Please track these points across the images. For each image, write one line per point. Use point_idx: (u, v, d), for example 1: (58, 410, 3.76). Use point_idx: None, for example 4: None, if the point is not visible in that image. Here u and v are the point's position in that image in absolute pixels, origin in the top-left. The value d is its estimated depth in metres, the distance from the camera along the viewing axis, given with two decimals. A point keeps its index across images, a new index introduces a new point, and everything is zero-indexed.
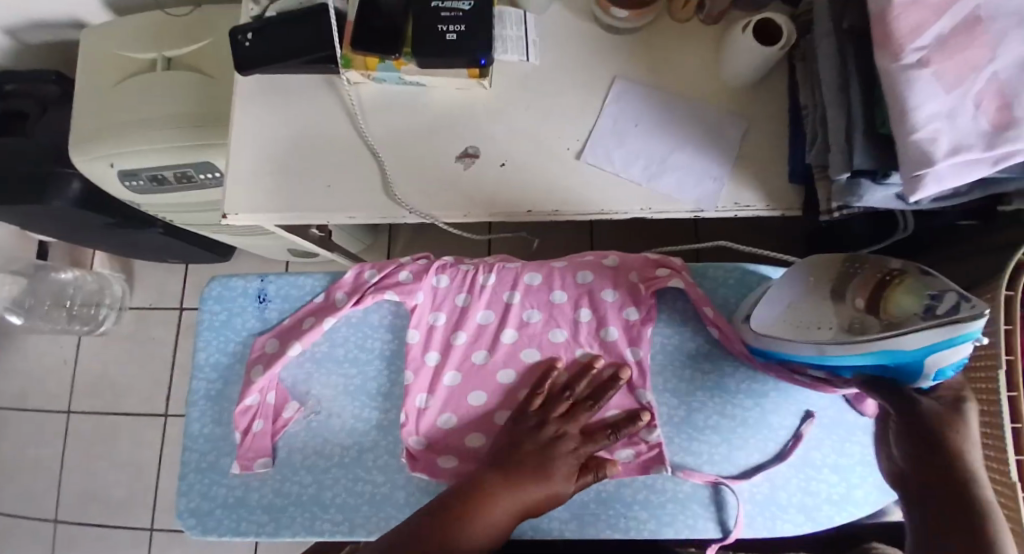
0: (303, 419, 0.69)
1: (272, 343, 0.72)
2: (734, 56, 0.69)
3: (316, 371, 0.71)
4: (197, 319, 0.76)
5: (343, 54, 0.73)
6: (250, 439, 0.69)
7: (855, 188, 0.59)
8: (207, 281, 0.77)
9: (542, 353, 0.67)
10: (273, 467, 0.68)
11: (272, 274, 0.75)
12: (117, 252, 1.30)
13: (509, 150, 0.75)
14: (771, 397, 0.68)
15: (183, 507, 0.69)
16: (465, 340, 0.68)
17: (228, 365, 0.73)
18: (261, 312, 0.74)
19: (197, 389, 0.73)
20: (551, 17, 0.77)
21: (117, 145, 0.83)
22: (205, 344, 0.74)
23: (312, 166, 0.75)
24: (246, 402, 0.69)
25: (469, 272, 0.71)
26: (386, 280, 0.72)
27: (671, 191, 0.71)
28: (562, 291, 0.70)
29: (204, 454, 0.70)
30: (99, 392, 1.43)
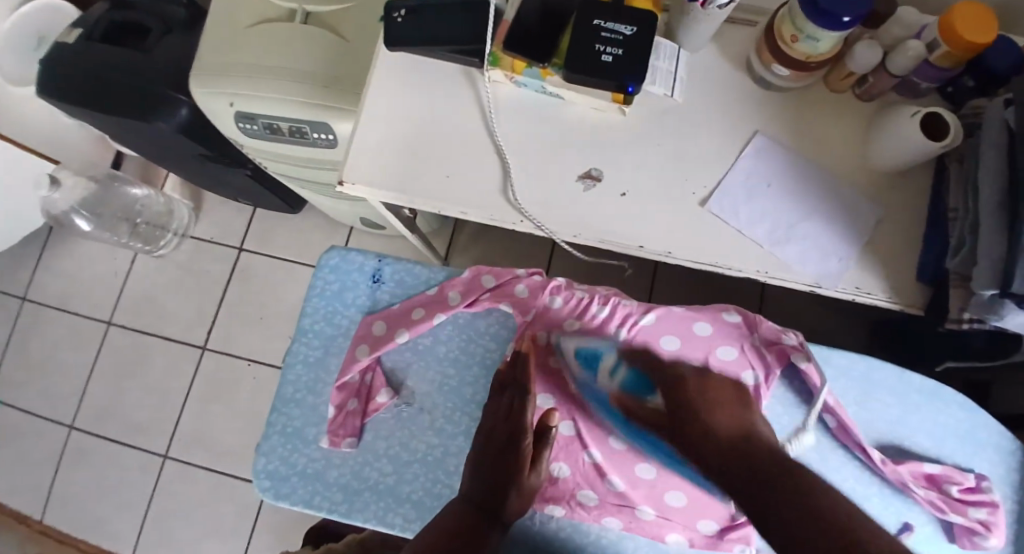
0: (393, 407, 0.75)
1: (380, 326, 0.76)
2: (887, 141, 0.68)
3: (415, 361, 0.76)
4: (310, 284, 0.80)
5: (492, 51, 0.73)
6: (343, 416, 0.74)
7: (997, 308, 0.59)
8: (327, 249, 0.80)
9: (641, 401, 0.69)
10: (357, 448, 0.74)
11: (390, 258, 0.79)
12: (192, 180, 1.31)
13: (633, 181, 0.74)
14: (873, 501, 0.68)
15: (261, 468, 0.75)
16: (567, 367, 0.71)
17: (331, 336, 0.78)
18: (373, 291, 0.78)
19: (296, 353, 0.78)
20: (705, 60, 0.76)
21: (242, 87, 0.83)
22: (313, 309, 0.79)
23: (438, 155, 0.76)
24: (344, 379, 0.75)
25: (583, 299, 0.72)
26: (502, 288, 0.74)
27: (792, 260, 0.70)
28: (676, 337, 0.70)
29: (293, 417, 0.76)
30: (142, 312, 1.45)
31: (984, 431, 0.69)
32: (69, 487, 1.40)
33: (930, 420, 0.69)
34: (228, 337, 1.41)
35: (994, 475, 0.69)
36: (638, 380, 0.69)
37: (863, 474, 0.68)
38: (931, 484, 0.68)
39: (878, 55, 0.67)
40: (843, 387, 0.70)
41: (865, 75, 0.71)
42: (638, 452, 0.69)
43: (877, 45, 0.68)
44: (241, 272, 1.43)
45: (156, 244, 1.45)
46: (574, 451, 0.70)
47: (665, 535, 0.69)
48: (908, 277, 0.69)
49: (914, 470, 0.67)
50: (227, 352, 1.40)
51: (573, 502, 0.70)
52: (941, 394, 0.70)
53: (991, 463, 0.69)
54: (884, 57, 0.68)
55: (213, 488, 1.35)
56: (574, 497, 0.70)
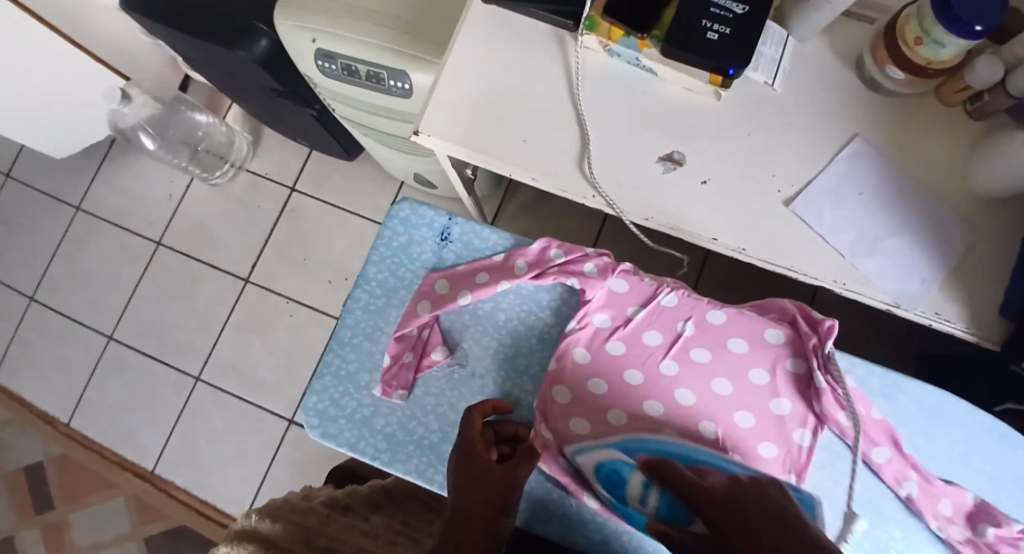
0: (446, 366, 0.74)
1: (442, 284, 0.75)
2: (994, 162, 0.63)
3: (473, 324, 0.75)
4: (378, 234, 0.79)
5: (591, 16, 0.70)
6: (397, 367, 0.74)
7: None
8: (399, 199, 0.80)
9: (699, 399, 0.67)
10: (406, 401, 0.74)
11: (460, 217, 0.78)
12: (257, 113, 1.30)
13: (716, 169, 0.71)
14: (921, 536, 0.65)
15: (310, 406, 0.75)
16: (627, 354, 0.70)
17: (393, 287, 0.78)
18: (440, 249, 0.78)
19: (357, 299, 0.78)
20: (810, 54, 0.72)
21: (327, 21, 0.81)
22: (379, 258, 0.78)
23: (517, 117, 0.74)
24: (403, 331, 0.75)
25: (654, 288, 0.71)
26: (570, 265, 0.73)
27: (873, 276, 0.67)
28: (745, 341, 0.69)
29: (346, 360, 0.76)
30: (191, 236, 1.47)
31: None
32: (102, 395, 1.44)
33: (994, 462, 0.66)
34: (271, 273, 1.42)
35: None
36: (672, 508, 0.59)
37: (905, 508, 0.65)
38: (970, 525, 0.64)
39: (1001, 70, 0.62)
40: (908, 415, 0.67)
41: (980, 92, 0.66)
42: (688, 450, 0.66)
43: (1001, 61, 0.63)
44: (291, 211, 1.44)
45: (213, 173, 1.47)
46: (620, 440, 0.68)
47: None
48: (991, 310, 0.65)
49: (951, 504, 0.64)
50: (268, 288, 1.42)
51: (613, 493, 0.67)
52: (1007, 438, 0.67)
53: None
54: (1006, 74, 0.63)
55: (239, 418, 1.38)
56: None
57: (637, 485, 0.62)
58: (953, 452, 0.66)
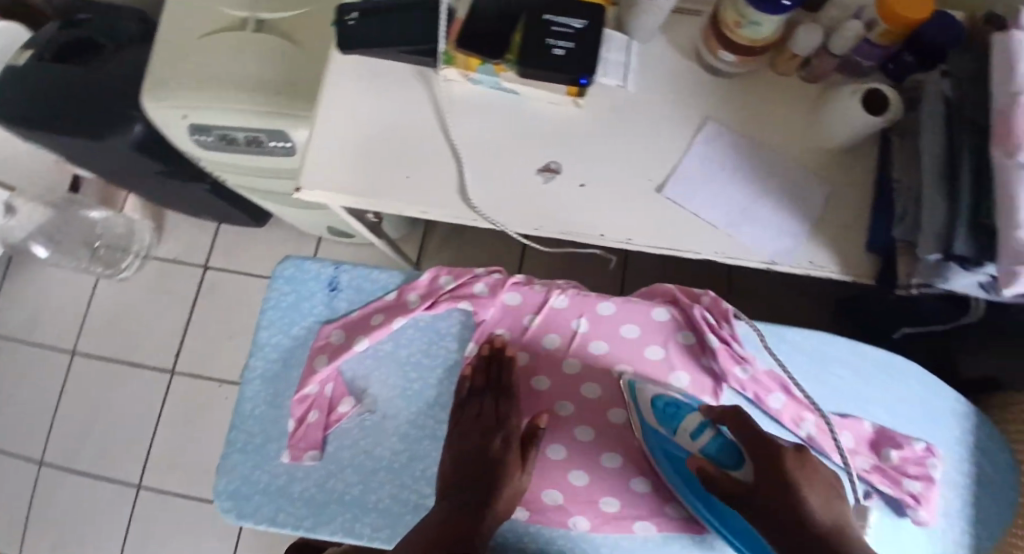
0: (356, 416, 0.73)
1: (338, 334, 0.75)
2: (833, 121, 0.69)
3: (376, 368, 0.75)
4: (265, 298, 0.79)
5: (446, 50, 0.73)
6: (304, 429, 0.73)
7: (943, 270, 0.60)
8: (281, 260, 0.80)
9: (604, 391, 0.69)
10: (320, 461, 0.73)
11: (346, 264, 0.78)
12: (153, 198, 1.28)
13: (590, 171, 0.75)
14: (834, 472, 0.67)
15: (222, 489, 0.74)
16: (529, 362, 0.71)
17: (289, 349, 0.77)
18: (330, 299, 0.78)
19: (253, 368, 0.77)
20: (655, 52, 0.78)
21: (192, 98, 0.82)
22: (268, 322, 0.78)
23: (396, 156, 0.76)
24: (304, 392, 0.74)
25: (542, 293, 0.73)
26: (461, 288, 0.74)
27: (749, 241, 0.72)
28: (636, 326, 0.71)
29: (251, 435, 0.75)
30: (108, 337, 1.41)
31: (940, 400, 0.71)
32: (39, 525, 1.35)
33: (887, 390, 0.71)
34: (197, 358, 1.38)
35: (949, 441, 0.71)
36: (722, 450, 0.59)
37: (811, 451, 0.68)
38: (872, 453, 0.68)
39: (820, 37, 0.69)
40: (801, 362, 0.72)
41: (809, 58, 0.73)
42: (602, 440, 0.67)
43: (818, 27, 0.69)
44: (209, 291, 1.41)
45: (118, 268, 1.42)
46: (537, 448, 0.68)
47: (634, 528, 0.66)
48: (858, 251, 0.70)
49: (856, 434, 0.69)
50: (198, 373, 1.37)
51: (536, 502, 0.67)
52: (895, 365, 0.72)
53: (949, 431, 0.71)
54: (825, 40, 0.70)
55: (186, 515, 1.31)
56: (537, 496, 0.67)
57: (693, 421, 0.61)
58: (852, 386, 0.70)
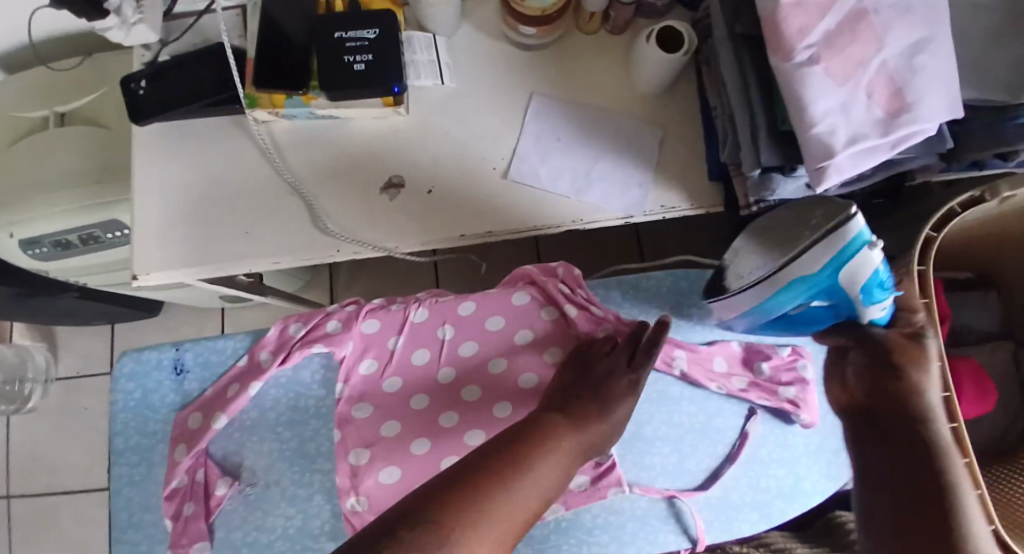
0: (238, 494, 0.68)
1: (194, 417, 0.70)
2: (642, 65, 0.70)
3: (246, 439, 0.70)
4: (111, 401, 0.74)
5: (246, 93, 0.70)
6: (183, 525, 0.66)
7: (768, 182, 0.61)
8: (117, 358, 0.75)
9: (483, 389, 0.67)
10: (211, 550, 0.67)
11: (187, 342, 0.75)
12: (34, 320, 1.21)
13: (434, 175, 0.74)
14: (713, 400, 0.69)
15: None
16: (403, 385, 0.68)
17: (149, 448, 0.72)
18: (179, 383, 0.73)
19: (119, 477, 0.71)
20: (463, 43, 0.77)
21: (7, 214, 0.77)
22: (121, 425, 0.73)
23: (229, 215, 0.72)
24: (171, 486, 0.67)
25: (399, 313, 0.71)
26: (312, 332, 0.71)
27: (600, 201, 0.71)
28: (500, 315, 0.69)
29: (137, 544, 0.69)
30: (31, 474, 1.33)
31: None
32: None
33: None
34: None
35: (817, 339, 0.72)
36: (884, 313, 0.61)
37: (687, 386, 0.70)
38: (745, 374, 0.69)
39: None
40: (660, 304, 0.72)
41: (607, 12, 0.73)
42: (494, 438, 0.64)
43: None
44: None
45: (23, 401, 1.33)
46: (430, 468, 0.63)
47: (544, 514, 0.64)
48: (702, 181, 0.71)
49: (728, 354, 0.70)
50: None
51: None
52: None
53: None
54: None
55: None
56: None
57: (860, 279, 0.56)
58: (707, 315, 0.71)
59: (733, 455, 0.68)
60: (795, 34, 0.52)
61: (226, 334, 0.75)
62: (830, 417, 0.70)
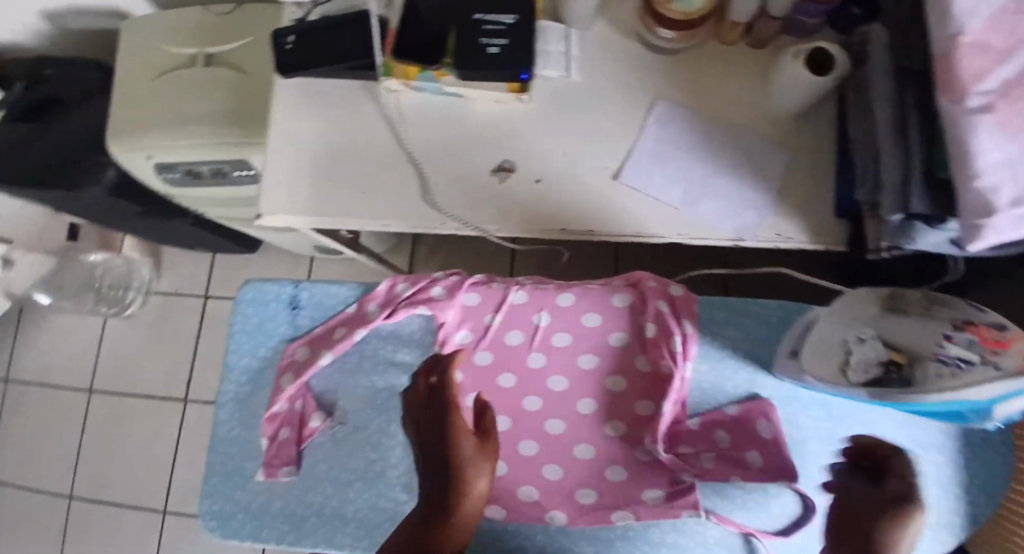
0: (329, 429, 0.72)
1: (303, 351, 0.74)
2: (782, 86, 0.67)
3: (346, 381, 0.73)
4: (231, 319, 0.78)
5: (384, 61, 0.73)
6: (277, 446, 0.72)
7: (908, 230, 0.59)
8: (242, 284, 0.78)
9: (570, 382, 0.68)
10: (298, 476, 0.71)
11: (306, 281, 0.77)
12: (147, 238, 1.32)
13: (545, 167, 0.74)
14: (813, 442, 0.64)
15: (206, 511, 0.73)
16: (494, 362, 0.69)
17: (257, 370, 0.77)
18: (293, 317, 0.76)
19: (225, 392, 0.76)
20: (597, 35, 0.76)
21: (153, 139, 0.84)
22: (237, 346, 0.77)
23: (348, 173, 0.76)
24: (273, 410, 0.72)
25: (500, 291, 0.71)
26: (418, 295, 0.72)
27: (709, 218, 0.70)
28: (597, 313, 0.69)
29: (232, 458, 0.74)
30: (120, 374, 1.45)
31: None
32: None
33: None
34: (208, 384, 1.41)
35: None
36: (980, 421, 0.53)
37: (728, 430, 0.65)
38: (756, 442, 0.64)
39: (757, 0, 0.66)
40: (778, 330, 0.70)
41: (752, 24, 0.71)
42: (573, 432, 0.67)
43: None
44: (211, 319, 1.44)
45: (123, 306, 1.45)
46: (508, 447, 0.67)
47: (613, 519, 0.64)
48: (825, 214, 0.68)
49: (744, 412, 0.65)
50: (208, 400, 1.40)
51: (511, 502, 0.66)
52: None
53: None
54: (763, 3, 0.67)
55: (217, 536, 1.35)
56: (514, 496, 0.66)
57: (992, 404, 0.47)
58: (786, 369, 0.63)
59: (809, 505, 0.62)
60: (972, 77, 0.49)
61: (341, 280, 0.78)
62: (937, 484, 0.63)
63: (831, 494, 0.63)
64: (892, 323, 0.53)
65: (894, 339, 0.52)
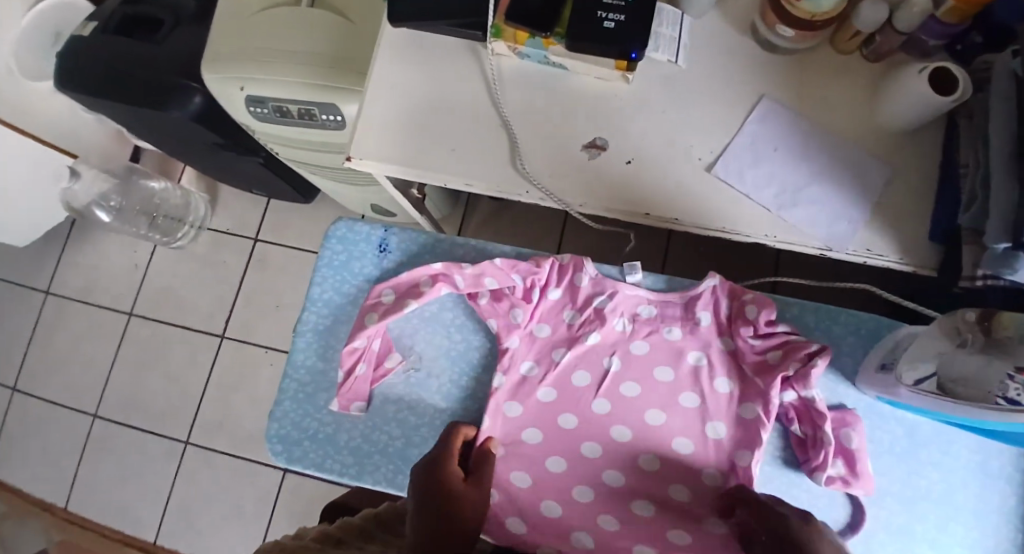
0: (402, 372, 0.76)
1: (389, 294, 0.76)
2: (897, 101, 0.67)
3: (422, 328, 0.77)
4: (318, 255, 0.81)
5: (495, 23, 0.73)
6: (352, 381, 0.75)
7: (1011, 260, 0.58)
8: (333, 221, 0.81)
9: (642, 390, 0.71)
10: (366, 412, 0.76)
11: (395, 227, 0.80)
12: (209, 172, 1.33)
13: (638, 148, 0.73)
14: (882, 459, 0.68)
15: (273, 433, 0.77)
16: (568, 360, 0.73)
17: (339, 306, 0.80)
18: (380, 260, 0.80)
19: (306, 321, 0.80)
20: (710, 27, 0.76)
21: (252, 70, 0.85)
22: (321, 279, 0.80)
23: (441, 130, 0.76)
24: (353, 345, 0.75)
25: (584, 291, 0.74)
26: (502, 292, 0.74)
27: (800, 223, 0.69)
28: (679, 330, 0.72)
29: (303, 385, 0.78)
30: (162, 302, 1.47)
31: None
32: (94, 475, 1.43)
33: None
34: (246, 325, 1.43)
35: None
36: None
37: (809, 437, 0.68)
38: (839, 451, 0.66)
39: (884, 12, 0.66)
40: (850, 344, 0.72)
41: (872, 35, 0.70)
42: (640, 443, 0.70)
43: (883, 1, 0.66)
44: (257, 261, 1.45)
45: (174, 236, 1.48)
46: (574, 444, 0.71)
47: (665, 537, 0.68)
48: (920, 236, 0.68)
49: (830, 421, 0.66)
50: (243, 339, 1.42)
51: (569, 497, 0.71)
52: None
53: None
54: (890, 14, 0.67)
55: (234, 475, 1.37)
56: (569, 493, 0.71)
57: None
58: (872, 381, 0.66)
59: (855, 525, 0.66)
60: None
61: (429, 232, 0.81)
62: (999, 515, 0.67)
63: (898, 513, 0.67)
64: (961, 356, 0.55)
65: (961, 372, 0.55)
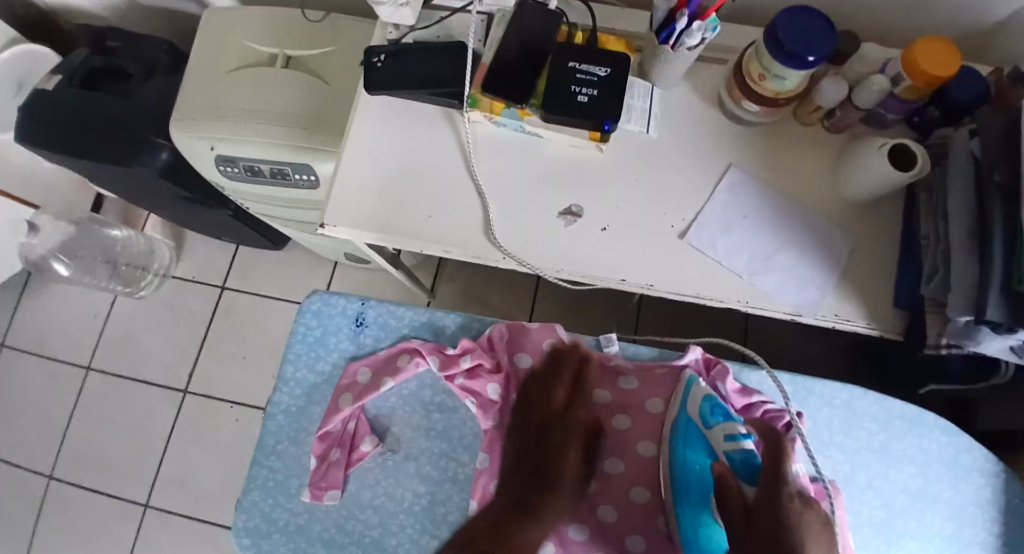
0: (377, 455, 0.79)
1: (364, 374, 0.81)
2: (858, 172, 0.69)
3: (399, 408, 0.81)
4: (292, 329, 0.84)
5: (472, 94, 0.74)
6: (325, 468, 0.78)
7: (973, 332, 0.61)
8: (309, 294, 0.84)
9: (626, 465, 0.74)
10: (340, 500, 0.78)
11: (373, 301, 0.84)
12: (172, 220, 1.30)
13: (613, 216, 0.74)
14: (864, 530, 0.73)
15: (241, 525, 0.78)
16: None
17: (314, 385, 0.82)
18: (356, 335, 0.83)
19: (278, 404, 0.82)
20: (680, 99, 0.78)
21: (223, 131, 0.84)
22: (295, 356, 0.83)
23: (416, 196, 0.76)
24: (327, 428, 0.79)
25: None
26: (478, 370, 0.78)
27: (772, 290, 0.71)
28: (660, 401, 0.76)
29: (273, 473, 0.80)
30: (120, 354, 1.42)
31: (966, 456, 0.75)
32: (43, 541, 1.34)
33: (916, 447, 0.74)
34: (210, 378, 1.39)
35: (981, 499, 0.74)
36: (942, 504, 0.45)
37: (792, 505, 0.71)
38: None
39: (844, 90, 0.69)
40: (828, 416, 0.75)
41: (833, 109, 0.73)
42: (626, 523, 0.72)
43: (843, 80, 0.69)
44: (223, 311, 1.42)
45: (137, 286, 1.44)
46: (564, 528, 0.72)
47: None
48: (882, 308, 0.71)
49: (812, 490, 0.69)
50: (208, 393, 1.38)
51: None
52: (923, 421, 0.75)
53: (976, 489, 0.74)
54: (850, 91, 0.70)
55: (197, 540, 1.31)
56: None
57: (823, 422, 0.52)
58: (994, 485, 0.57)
59: None
60: None
61: (406, 305, 0.84)
62: None
63: None
64: None
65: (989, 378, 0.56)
